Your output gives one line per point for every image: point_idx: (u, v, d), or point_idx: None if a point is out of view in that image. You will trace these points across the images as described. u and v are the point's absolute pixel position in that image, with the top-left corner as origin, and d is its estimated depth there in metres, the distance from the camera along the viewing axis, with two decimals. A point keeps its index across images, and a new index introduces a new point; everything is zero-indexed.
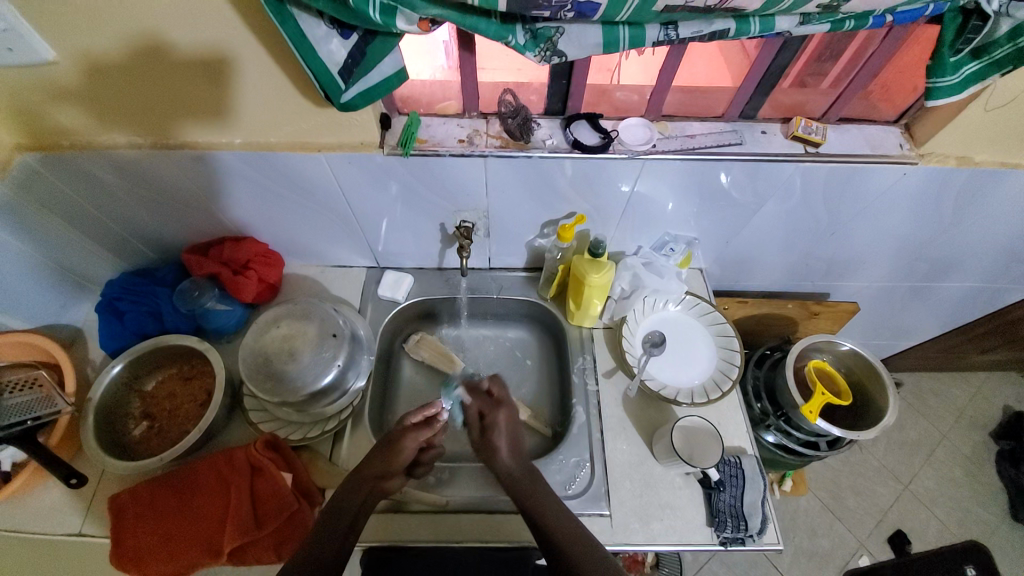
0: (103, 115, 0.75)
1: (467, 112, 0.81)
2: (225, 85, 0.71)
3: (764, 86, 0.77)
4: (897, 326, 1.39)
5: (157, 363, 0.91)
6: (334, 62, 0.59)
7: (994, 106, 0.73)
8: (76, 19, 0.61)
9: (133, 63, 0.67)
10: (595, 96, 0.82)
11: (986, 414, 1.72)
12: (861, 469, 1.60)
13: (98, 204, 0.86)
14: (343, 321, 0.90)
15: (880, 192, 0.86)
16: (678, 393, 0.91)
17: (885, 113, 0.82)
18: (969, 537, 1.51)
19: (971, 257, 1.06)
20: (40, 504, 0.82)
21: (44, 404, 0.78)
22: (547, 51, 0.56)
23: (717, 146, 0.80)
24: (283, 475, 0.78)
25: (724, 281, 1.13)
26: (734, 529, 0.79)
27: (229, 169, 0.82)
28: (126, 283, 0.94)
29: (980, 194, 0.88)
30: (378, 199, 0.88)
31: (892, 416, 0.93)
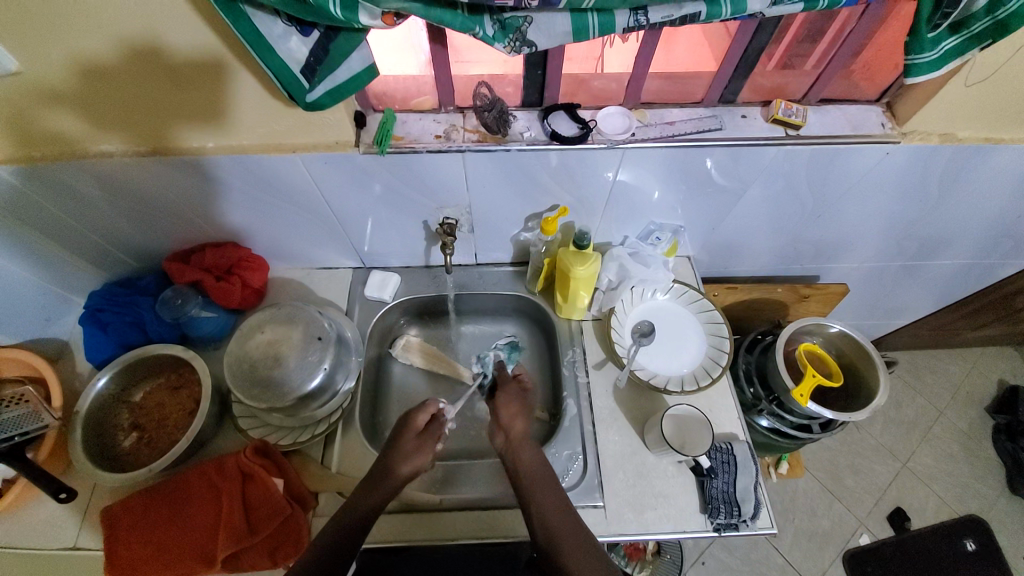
0: (73, 128, 0.73)
1: (443, 107, 0.80)
2: (193, 90, 0.69)
3: (742, 70, 0.76)
4: (890, 305, 1.39)
5: (143, 373, 0.90)
6: (295, 60, 0.58)
7: (973, 81, 0.73)
8: (35, 31, 0.60)
9: (99, 73, 0.66)
10: (572, 86, 0.81)
11: (981, 389, 1.72)
12: (858, 449, 1.61)
13: (76, 215, 0.85)
14: (329, 324, 0.89)
15: (863, 172, 0.85)
16: (668, 382, 0.92)
17: (867, 93, 0.82)
18: (966, 511, 1.53)
19: (960, 234, 1.06)
20: (32, 519, 0.81)
21: (30, 419, 0.78)
22: (516, 42, 0.55)
23: (697, 132, 0.79)
24: (275, 480, 0.77)
25: (713, 268, 1.13)
26: (727, 516, 0.79)
27: (204, 174, 0.81)
28: (108, 294, 0.93)
29: (966, 170, 0.87)
30: (360, 200, 0.87)
31: (883, 396, 0.93)
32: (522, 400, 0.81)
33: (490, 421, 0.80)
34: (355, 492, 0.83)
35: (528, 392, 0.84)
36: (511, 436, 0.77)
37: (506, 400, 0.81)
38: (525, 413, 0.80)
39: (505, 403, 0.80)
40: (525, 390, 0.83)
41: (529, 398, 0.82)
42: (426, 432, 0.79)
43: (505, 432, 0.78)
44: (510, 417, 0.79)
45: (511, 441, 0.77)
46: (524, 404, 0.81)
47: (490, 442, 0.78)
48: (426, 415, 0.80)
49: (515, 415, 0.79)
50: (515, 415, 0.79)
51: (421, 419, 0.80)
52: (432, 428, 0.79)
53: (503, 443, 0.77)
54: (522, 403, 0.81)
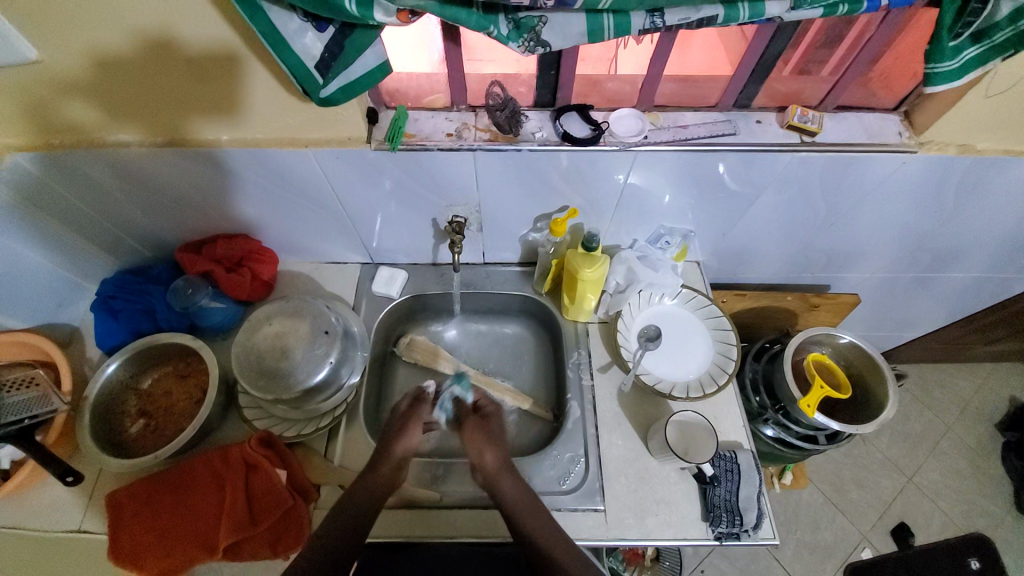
0: (91, 116, 0.75)
1: (455, 105, 0.80)
2: (208, 83, 0.70)
3: (758, 75, 0.75)
4: (901, 318, 1.37)
5: (152, 361, 0.91)
6: (310, 56, 0.59)
7: (994, 92, 0.71)
8: (61, 21, 0.61)
9: (120, 63, 0.67)
10: (585, 87, 0.80)
11: (994, 405, 1.69)
12: (865, 462, 1.59)
13: (90, 203, 0.86)
14: (336, 318, 0.90)
15: (878, 181, 0.84)
16: (673, 388, 0.91)
17: (884, 101, 0.81)
18: (974, 529, 1.50)
19: (976, 247, 1.04)
20: (40, 501, 0.83)
21: (39, 404, 0.79)
22: (531, 42, 0.55)
23: (711, 136, 0.78)
24: (278, 472, 0.78)
25: (722, 274, 1.12)
26: (729, 525, 0.78)
27: (216, 166, 0.82)
28: (120, 282, 0.95)
29: (985, 181, 0.85)
30: (370, 196, 0.88)
31: (892, 409, 0.91)
32: (485, 431, 0.79)
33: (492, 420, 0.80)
34: None
35: (493, 420, 0.82)
36: (487, 472, 0.75)
37: (469, 436, 0.79)
38: (495, 444, 0.78)
39: (471, 439, 0.78)
40: (486, 420, 0.81)
41: (493, 427, 0.80)
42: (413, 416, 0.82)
43: (481, 470, 0.76)
44: (479, 454, 0.77)
45: (488, 476, 0.75)
46: (490, 437, 0.79)
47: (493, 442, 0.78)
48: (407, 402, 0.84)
49: (484, 449, 0.77)
50: (485, 450, 0.77)
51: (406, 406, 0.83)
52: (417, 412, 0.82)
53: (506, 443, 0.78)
54: (487, 434, 0.79)
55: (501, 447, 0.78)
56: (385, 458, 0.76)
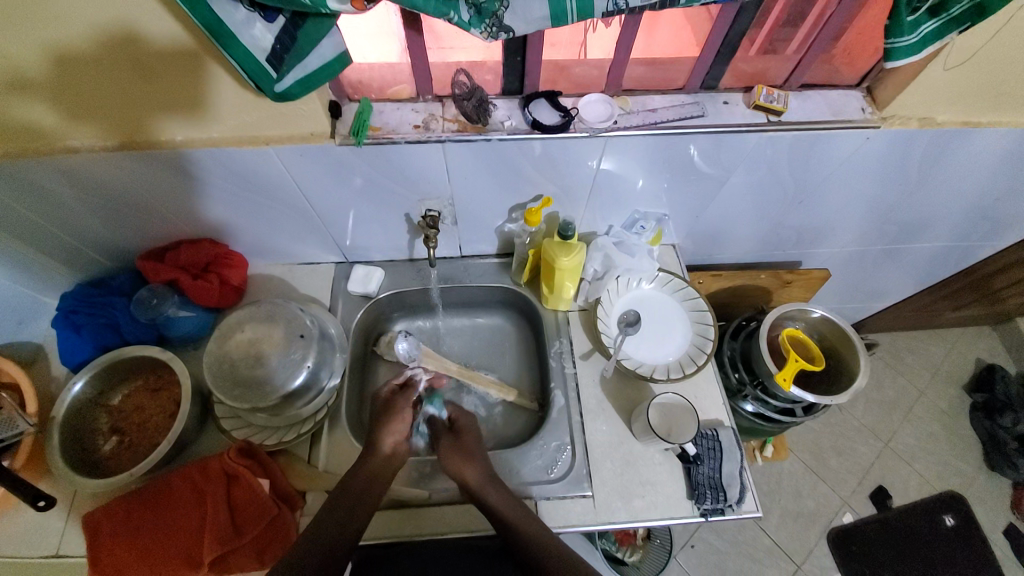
0: (37, 122, 0.70)
1: (422, 96, 0.79)
2: (160, 82, 0.67)
3: (723, 55, 0.75)
4: (871, 289, 1.41)
5: (120, 375, 0.88)
6: (260, 49, 0.56)
7: (952, 65, 0.73)
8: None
9: (67, 65, 0.63)
10: (553, 73, 0.79)
11: (960, 368, 1.77)
12: (841, 429, 1.65)
13: (43, 214, 0.81)
14: (311, 321, 0.88)
15: (845, 157, 0.85)
16: (654, 370, 0.92)
17: (847, 77, 0.82)
18: (945, 487, 1.57)
19: (940, 217, 1.07)
20: (9, 528, 0.79)
21: (6, 427, 0.78)
22: (493, 28, 0.54)
23: (680, 119, 0.78)
24: (260, 481, 0.77)
25: (699, 255, 1.13)
26: (714, 501, 0.80)
27: (175, 169, 0.78)
28: (81, 295, 0.91)
29: (945, 153, 0.88)
30: (340, 193, 0.85)
31: (864, 379, 0.94)
32: (461, 449, 0.79)
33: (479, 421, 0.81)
34: None
35: (466, 435, 0.82)
36: (470, 486, 0.76)
37: (444, 452, 0.79)
38: (471, 458, 0.78)
39: (447, 457, 0.78)
40: (460, 437, 0.81)
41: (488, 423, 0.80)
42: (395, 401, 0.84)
43: (462, 484, 0.76)
44: (457, 468, 0.77)
45: (472, 489, 0.75)
46: (466, 453, 0.79)
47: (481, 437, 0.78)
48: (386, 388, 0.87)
49: (461, 463, 0.77)
50: (462, 465, 0.77)
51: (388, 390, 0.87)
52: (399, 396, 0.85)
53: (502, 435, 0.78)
54: (463, 452, 0.79)
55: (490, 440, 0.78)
56: (375, 457, 0.76)
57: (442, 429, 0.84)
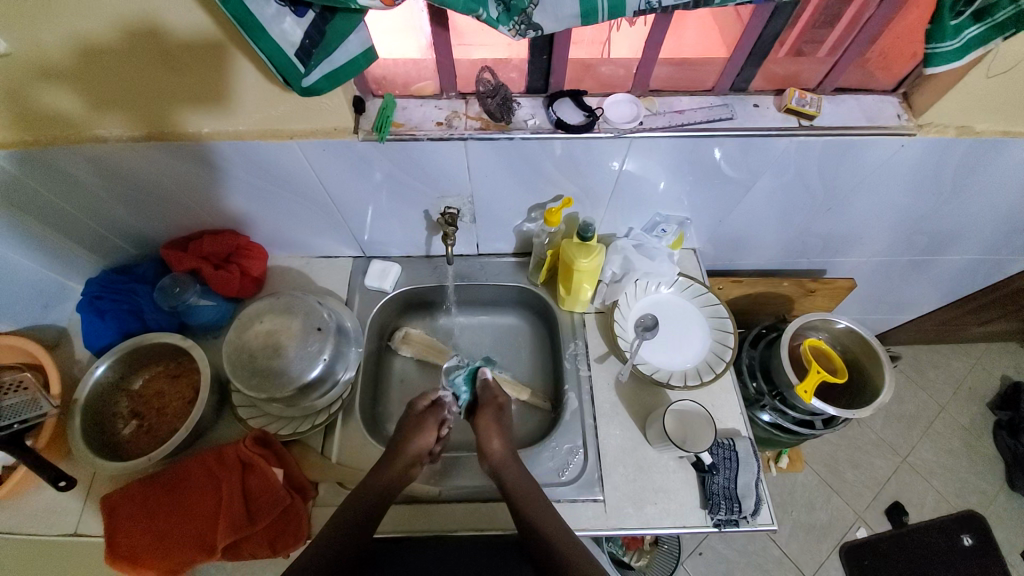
0: (69, 110, 0.72)
1: (445, 93, 0.78)
2: (188, 74, 0.68)
3: (755, 57, 0.74)
4: (895, 300, 1.37)
5: (141, 361, 0.89)
6: (290, 43, 0.56)
7: (996, 72, 0.70)
8: (31, 12, 0.58)
9: (100, 55, 0.64)
10: (578, 72, 0.78)
11: (985, 385, 1.71)
12: (858, 442, 1.61)
13: (72, 201, 0.83)
14: (328, 314, 0.88)
15: (877, 164, 0.83)
16: (671, 376, 0.91)
17: (882, 82, 0.79)
18: (966, 506, 1.53)
19: (973, 229, 1.03)
20: (32, 506, 0.81)
21: (31, 407, 0.78)
22: (521, 25, 0.53)
23: (707, 122, 0.77)
24: (274, 470, 0.77)
25: (719, 260, 1.11)
26: (728, 512, 0.79)
27: (200, 160, 0.79)
28: (106, 281, 0.92)
29: (983, 163, 0.84)
30: (360, 188, 0.86)
31: (888, 394, 0.91)
32: (498, 420, 0.82)
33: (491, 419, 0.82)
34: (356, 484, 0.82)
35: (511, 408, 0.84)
36: (493, 458, 0.77)
37: (481, 419, 0.82)
38: (504, 432, 0.81)
39: (483, 423, 0.81)
40: (501, 410, 0.84)
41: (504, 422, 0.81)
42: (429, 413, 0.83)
43: (488, 456, 0.78)
44: (487, 439, 0.79)
45: (494, 463, 0.77)
46: (501, 427, 0.81)
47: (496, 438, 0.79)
48: (427, 400, 0.85)
49: (493, 434, 0.80)
50: (494, 436, 0.79)
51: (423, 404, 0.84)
52: (433, 411, 0.83)
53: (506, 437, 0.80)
54: (499, 425, 0.81)
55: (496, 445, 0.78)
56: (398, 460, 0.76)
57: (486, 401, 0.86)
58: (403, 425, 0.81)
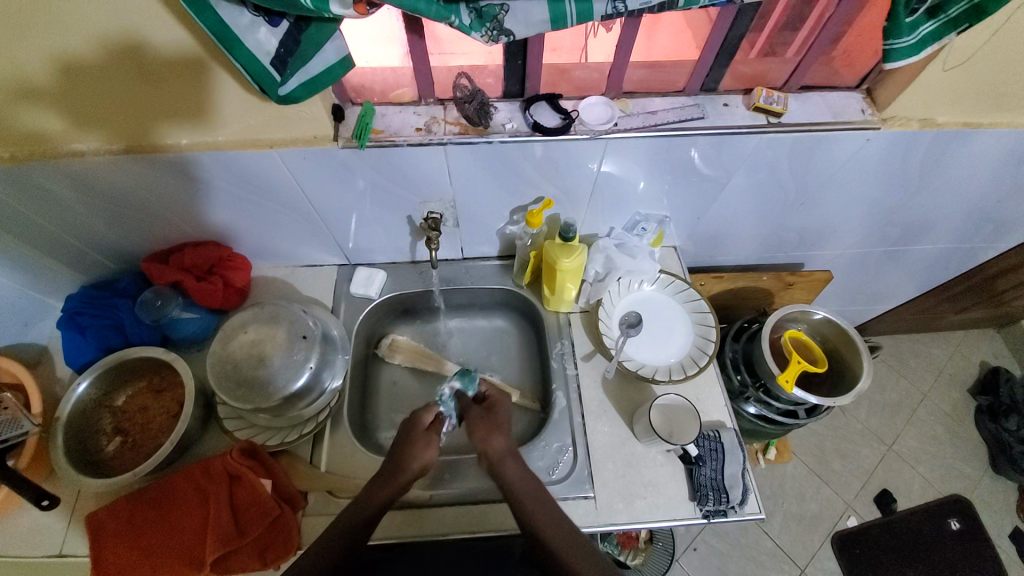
0: (46, 126, 0.71)
1: (423, 99, 0.79)
2: (166, 87, 0.68)
3: (722, 58, 0.76)
4: (872, 291, 1.41)
5: (125, 376, 0.88)
6: (264, 52, 0.57)
7: (951, 65, 0.73)
8: (8, 31, 0.58)
9: (76, 71, 0.64)
10: (553, 76, 0.80)
11: (964, 371, 1.76)
12: (845, 432, 1.64)
13: (50, 217, 0.82)
14: (314, 322, 0.88)
15: (845, 158, 0.86)
16: (657, 371, 0.92)
17: (846, 79, 0.82)
18: (950, 491, 1.56)
19: (942, 218, 1.07)
20: (14, 528, 0.80)
21: (11, 427, 0.78)
22: (494, 31, 0.54)
23: (680, 121, 0.79)
24: (262, 481, 0.77)
25: (700, 257, 1.13)
26: (716, 502, 0.80)
27: (181, 172, 0.79)
28: (86, 297, 0.91)
29: (946, 154, 0.88)
30: (342, 196, 0.86)
31: (867, 380, 0.94)
32: (490, 421, 0.77)
33: (481, 421, 0.77)
34: (345, 491, 0.82)
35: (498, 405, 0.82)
36: (490, 456, 0.74)
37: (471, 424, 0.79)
38: (500, 430, 0.76)
39: (475, 428, 0.76)
40: (492, 410, 0.78)
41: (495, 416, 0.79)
42: (434, 428, 0.77)
43: (485, 455, 0.75)
44: (485, 438, 0.76)
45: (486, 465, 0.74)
46: (492, 425, 0.77)
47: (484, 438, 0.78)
48: (431, 415, 0.78)
49: (489, 434, 0.76)
50: (489, 436, 0.75)
51: (427, 419, 0.77)
52: (438, 426, 0.77)
53: (507, 434, 0.76)
54: (492, 425, 0.77)
55: (493, 444, 0.75)
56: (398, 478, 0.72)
57: (470, 405, 0.80)
58: (401, 441, 0.75)
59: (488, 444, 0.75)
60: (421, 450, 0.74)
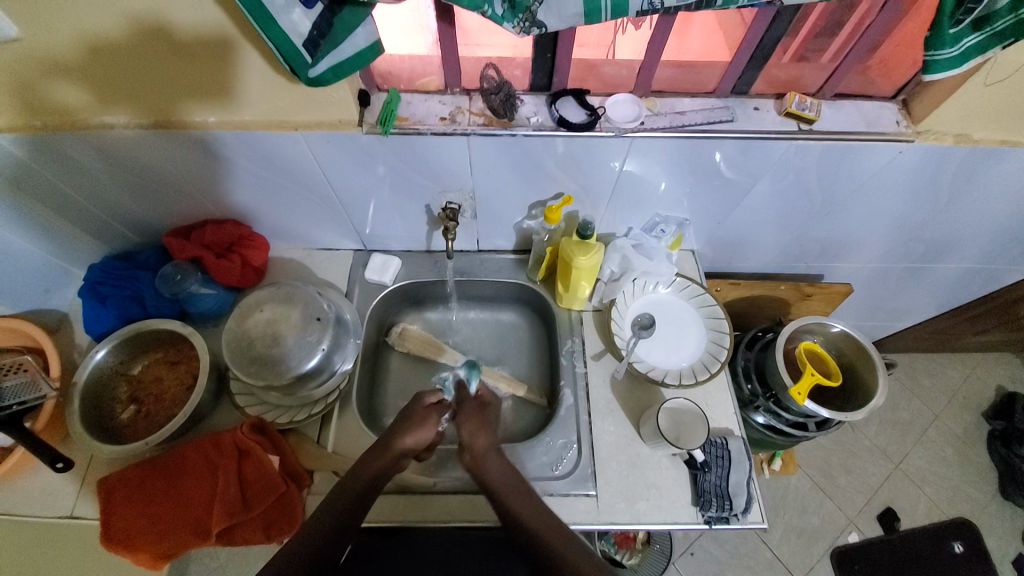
0: (78, 98, 0.72)
1: (449, 88, 0.79)
2: (194, 63, 0.68)
3: (756, 61, 0.74)
4: (891, 307, 1.38)
5: (140, 347, 0.90)
6: (298, 34, 0.57)
7: (993, 80, 0.71)
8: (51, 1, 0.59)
9: (110, 43, 0.65)
10: (582, 71, 0.79)
11: (979, 394, 1.72)
12: (852, 448, 1.62)
13: (77, 187, 0.84)
14: (328, 305, 0.89)
15: (874, 170, 0.84)
16: (667, 375, 0.91)
17: (883, 89, 0.80)
18: (957, 514, 1.54)
19: (968, 237, 1.04)
20: (29, 488, 0.82)
21: (30, 389, 0.79)
22: (525, 22, 0.54)
23: (708, 123, 0.77)
24: (271, 458, 0.78)
25: (717, 262, 1.12)
26: (719, 509, 0.79)
27: (205, 149, 0.80)
28: (108, 267, 0.93)
29: (979, 172, 0.85)
30: (363, 181, 0.86)
31: (881, 397, 0.92)
32: (481, 416, 0.78)
33: (473, 414, 0.78)
34: None
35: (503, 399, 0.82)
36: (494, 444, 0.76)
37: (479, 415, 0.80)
38: (488, 427, 0.77)
39: (465, 420, 0.77)
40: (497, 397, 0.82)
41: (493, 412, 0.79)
42: (434, 408, 0.78)
43: (469, 450, 0.75)
44: (470, 434, 0.76)
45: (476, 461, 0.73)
46: (483, 421, 0.78)
47: (490, 429, 0.78)
48: (434, 397, 0.79)
49: (476, 430, 0.76)
50: (477, 432, 0.76)
51: (431, 399, 0.79)
52: (438, 407, 0.78)
53: (492, 434, 0.76)
54: (482, 420, 0.78)
55: (477, 442, 0.75)
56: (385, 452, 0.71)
57: (467, 398, 0.81)
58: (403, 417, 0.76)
59: (473, 439, 0.76)
60: (415, 430, 0.74)
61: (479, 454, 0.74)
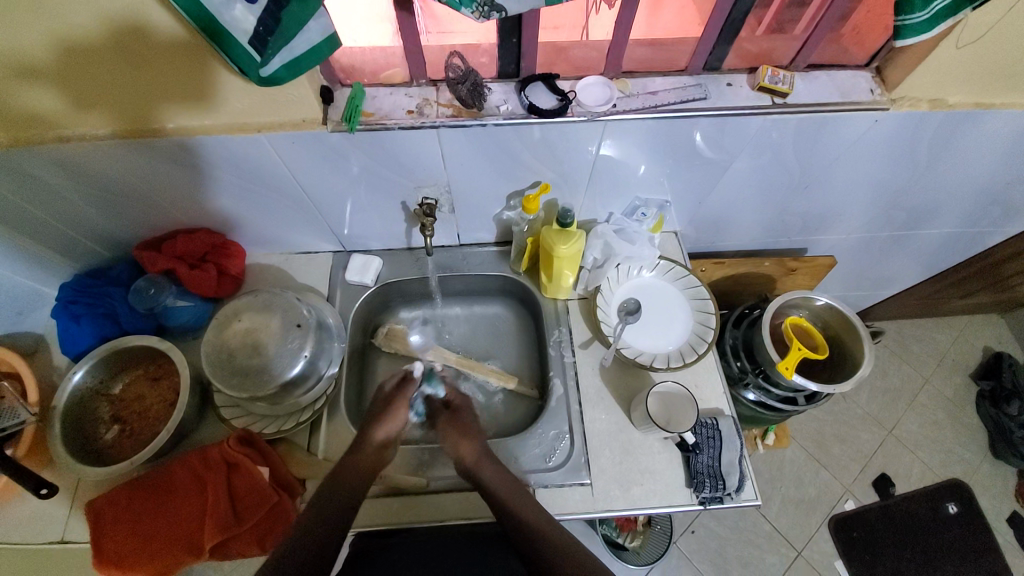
0: (27, 112, 0.69)
1: (415, 80, 0.77)
2: (146, 68, 0.65)
3: (726, 35, 0.73)
4: (876, 276, 1.38)
5: (120, 365, 0.88)
6: (244, 31, 0.55)
7: (965, 42, 0.70)
8: None
9: (54, 53, 0.62)
10: (550, 55, 0.77)
11: (967, 356, 1.75)
12: (845, 418, 1.64)
13: (37, 205, 0.81)
14: (308, 310, 0.87)
15: (851, 140, 0.83)
16: (655, 359, 0.91)
17: (855, 57, 0.79)
18: (949, 475, 1.57)
19: (948, 202, 1.04)
20: (14, 516, 0.80)
21: (7, 415, 0.80)
22: (484, 7, 0.52)
23: (681, 102, 0.76)
24: (261, 469, 0.77)
25: (701, 243, 1.11)
26: (712, 489, 0.79)
27: (166, 158, 0.77)
28: (80, 286, 0.91)
29: (956, 136, 0.85)
30: (335, 182, 0.84)
31: (868, 366, 0.93)
32: (461, 426, 0.76)
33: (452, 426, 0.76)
34: None
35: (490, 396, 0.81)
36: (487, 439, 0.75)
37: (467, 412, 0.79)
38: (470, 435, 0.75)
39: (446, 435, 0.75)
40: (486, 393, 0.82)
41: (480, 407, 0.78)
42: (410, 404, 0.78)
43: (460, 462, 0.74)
44: (456, 446, 0.75)
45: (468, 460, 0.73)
46: (465, 430, 0.76)
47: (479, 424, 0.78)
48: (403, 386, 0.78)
49: (460, 441, 0.75)
50: (460, 443, 0.74)
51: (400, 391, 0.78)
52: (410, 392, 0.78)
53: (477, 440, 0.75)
54: (462, 429, 0.76)
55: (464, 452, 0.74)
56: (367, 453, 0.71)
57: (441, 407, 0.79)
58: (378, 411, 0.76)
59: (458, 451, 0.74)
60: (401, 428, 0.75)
61: (471, 464, 0.73)
